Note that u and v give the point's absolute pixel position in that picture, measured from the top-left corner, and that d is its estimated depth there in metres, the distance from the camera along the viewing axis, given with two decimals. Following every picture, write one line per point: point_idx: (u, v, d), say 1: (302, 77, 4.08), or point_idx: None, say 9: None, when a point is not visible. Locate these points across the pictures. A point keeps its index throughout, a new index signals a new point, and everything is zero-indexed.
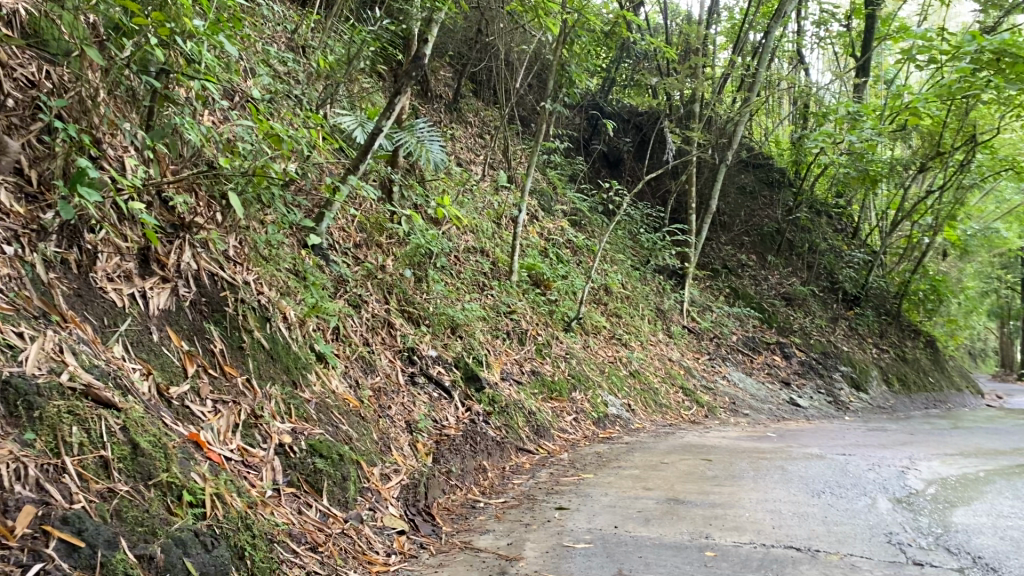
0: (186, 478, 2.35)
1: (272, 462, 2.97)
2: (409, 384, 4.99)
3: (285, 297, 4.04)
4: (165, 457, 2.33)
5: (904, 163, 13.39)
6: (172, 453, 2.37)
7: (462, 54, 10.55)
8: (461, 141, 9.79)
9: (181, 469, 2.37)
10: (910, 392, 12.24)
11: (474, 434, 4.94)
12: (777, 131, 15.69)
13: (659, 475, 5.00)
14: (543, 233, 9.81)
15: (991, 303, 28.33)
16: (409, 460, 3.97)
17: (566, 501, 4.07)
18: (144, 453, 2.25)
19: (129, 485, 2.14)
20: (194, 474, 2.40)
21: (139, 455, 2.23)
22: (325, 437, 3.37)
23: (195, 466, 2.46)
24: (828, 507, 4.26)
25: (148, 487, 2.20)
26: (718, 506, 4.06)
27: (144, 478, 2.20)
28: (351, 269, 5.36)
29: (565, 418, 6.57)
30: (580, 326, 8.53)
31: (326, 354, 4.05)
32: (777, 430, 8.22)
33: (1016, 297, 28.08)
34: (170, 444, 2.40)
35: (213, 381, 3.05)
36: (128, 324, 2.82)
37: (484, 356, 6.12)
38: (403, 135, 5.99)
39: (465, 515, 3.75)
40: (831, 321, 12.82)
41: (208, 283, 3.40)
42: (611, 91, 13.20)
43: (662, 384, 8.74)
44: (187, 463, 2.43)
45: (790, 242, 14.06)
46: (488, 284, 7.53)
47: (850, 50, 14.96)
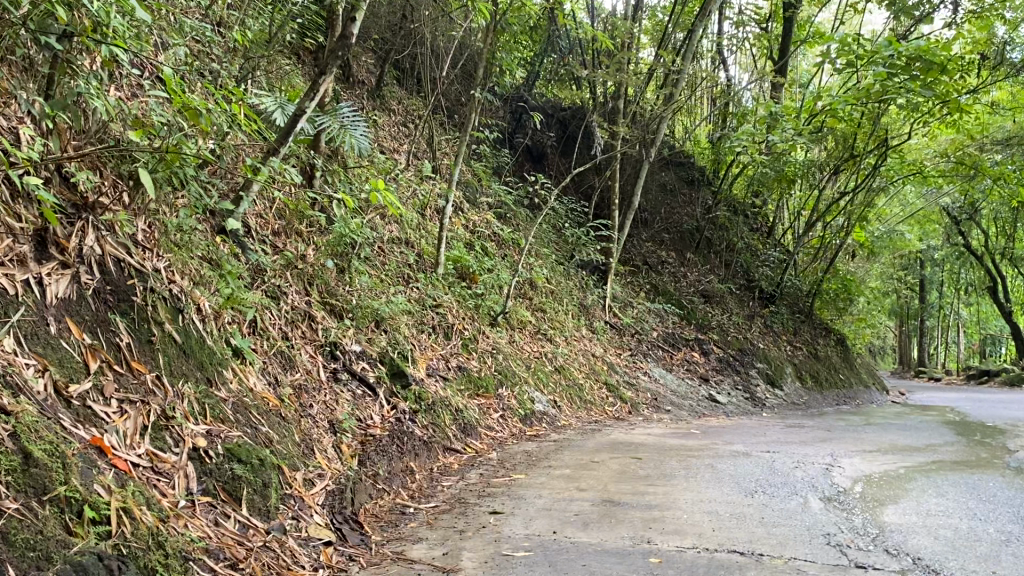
0: (87, 492, 2.08)
1: (185, 469, 2.70)
2: (331, 380, 4.73)
3: (200, 287, 3.73)
4: (63, 468, 2.05)
5: (819, 164, 13.68)
6: (71, 463, 2.09)
7: (385, 40, 10.21)
8: (385, 129, 9.48)
9: (82, 481, 2.09)
10: (822, 389, 12.55)
11: (400, 434, 4.72)
12: (697, 130, 15.85)
13: (591, 474, 4.86)
14: (468, 225, 9.61)
15: (892, 302, 29.45)
16: (334, 463, 3.72)
17: (499, 504, 3.90)
18: (38, 463, 1.97)
19: (19, 501, 1.85)
20: (97, 486, 2.13)
21: (32, 466, 1.95)
22: (244, 440, 3.10)
23: (99, 477, 2.18)
24: (764, 508, 4.20)
25: (43, 503, 1.92)
26: (655, 508, 3.95)
27: (37, 493, 1.92)
28: (270, 258, 5.04)
29: (492, 416, 6.39)
30: (506, 320, 8.37)
31: (244, 349, 3.76)
32: (700, 426, 8.24)
33: (914, 298, 29.38)
34: (68, 452, 2.12)
35: (118, 379, 2.75)
36: (22, 314, 2.51)
37: (409, 351, 5.89)
38: (327, 119, 5.67)
39: (394, 522, 3.53)
40: (748, 319, 13.02)
41: (114, 270, 3.09)
42: (536, 85, 13.06)
43: (587, 380, 8.67)
44: (89, 473, 2.15)
45: (709, 240, 14.19)
46: (413, 276, 7.30)
47: (768, 52, 15.19)
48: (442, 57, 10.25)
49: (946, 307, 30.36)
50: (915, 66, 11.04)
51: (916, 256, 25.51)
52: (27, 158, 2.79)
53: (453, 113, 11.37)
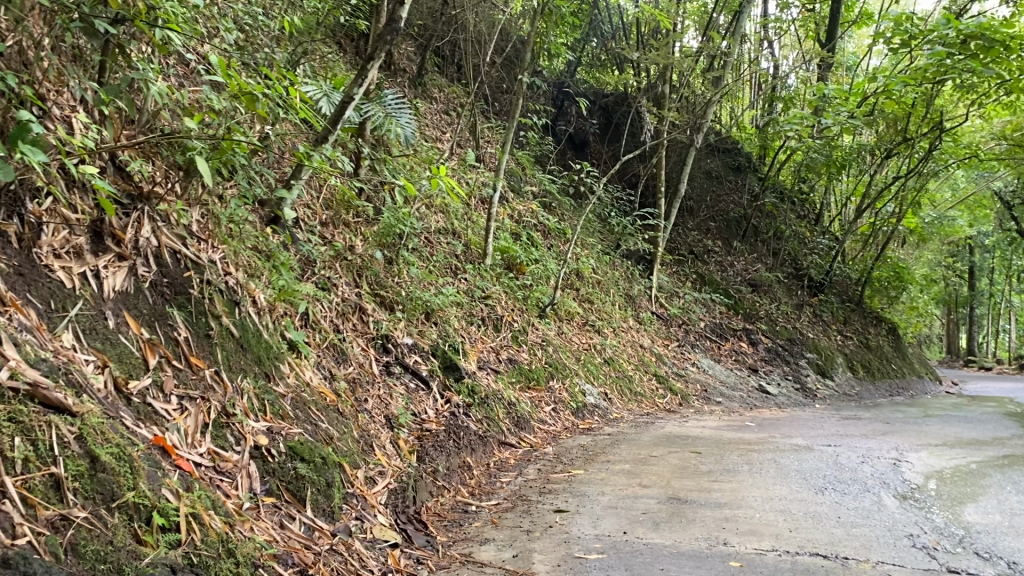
0: (155, 497, 1.98)
1: (248, 468, 2.60)
2: (385, 374, 4.62)
3: (254, 279, 3.64)
4: (131, 472, 1.95)
5: (869, 148, 13.25)
6: (138, 466, 2.00)
7: (428, 28, 10.04)
8: (427, 118, 9.34)
9: (149, 486, 1.99)
10: (874, 379, 12.23)
11: (456, 429, 4.61)
12: (743, 115, 15.50)
13: (652, 470, 4.70)
14: (513, 215, 9.46)
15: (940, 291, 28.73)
16: (393, 460, 3.61)
17: (563, 502, 3.76)
18: (105, 468, 1.88)
19: (87, 510, 1.76)
20: (165, 491, 2.03)
21: (99, 471, 1.85)
22: (306, 437, 3.00)
23: (165, 480, 2.09)
24: (838, 506, 4.01)
25: (112, 511, 1.82)
26: (725, 506, 3.78)
27: (105, 501, 1.82)
28: (321, 250, 4.95)
29: (543, 409, 6.26)
30: (554, 311, 8.23)
31: (300, 343, 3.67)
32: (755, 419, 8.03)
33: (963, 286, 28.64)
34: (135, 455, 2.02)
35: (178, 374, 2.66)
36: (80, 308, 2.43)
37: (460, 343, 5.77)
38: (373, 108, 5.56)
39: (458, 521, 3.41)
40: (797, 308, 12.73)
41: (170, 262, 2.99)
42: (577, 72, 12.84)
43: (637, 372, 8.50)
44: (156, 477, 2.06)
45: (756, 228, 13.90)
46: (461, 267, 7.18)
47: (815, 34, 14.76)
48: (484, 44, 10.06)
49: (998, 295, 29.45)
50: (974, 44, 10.54)
51: (967, 244, 24.71)
52: (83, 147, 2.71)
53: (496, 101, 11.18)
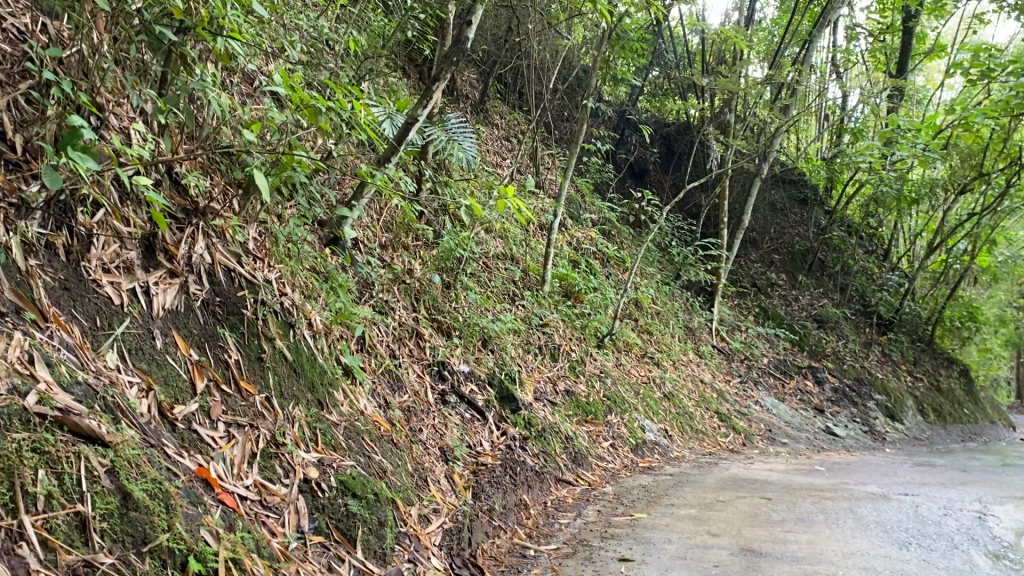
0: (192, 540, 1.81)
1: (296, 503, 2.42)
2: (440, 402, 4.43)
3: (310, 301, 3.49)
4: (166, 510, 1.79)
5: (942, 184, 12.70)
6: (175, 504, 1.83)
7: (490, 53, 9.94)
8: (488, 144, 9.22)
9: (186, 526, 1.83)
10: (946, 424, 11.67)
11: (512, 463, 4.39)
12: (808, 146, 15.10)
13: (720, 516, 4.41)
14: (572, 242, 9.26)
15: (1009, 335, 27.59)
16: (448, 497, 3.42)
17: (627, 549, 3.52)
18: (137, 506, 1.72)
19: (114, 555, 1.60)
20: (204, 532, 1.87)
21: (130, 509, 1.70)
22: (358, 471, 2.81)
23: (205, 519, 1.92)
24: (926, 565, 3.69)
25: (143, 556, 1.66)
26: (805, 561, 3.49)
27: (136, 544, 1.66)
28: (378, 272, 4.80)
29: (602, 444, 6.01)
30: (613, 342, 7.98)
31: (354, 368, 3.50)
32: (823, 462, 7.65)
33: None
34: (172, 491, 1.86)
35: (226, 400, 2.50)
36: (127, 327, 2.29)
37: (517, 373, 5.56)
38: (437, 130, 5.43)
39: (516, 567, 3.20)
40: (865, 346, 12.26)
41: (224, 281, 2.85)
42: (639, 100, 12.65)
43: (697, 409, 8.18)
44: (194, 516, 1.89)
45: (822, 262, 13.46)
46: (519, 294, 6.99)
47: (884, 66, 14.28)
48: (547, 70, 9.93)
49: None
50: None
51: None
52: (138, 157, 2.59)
53: (557, 128, 11.05)
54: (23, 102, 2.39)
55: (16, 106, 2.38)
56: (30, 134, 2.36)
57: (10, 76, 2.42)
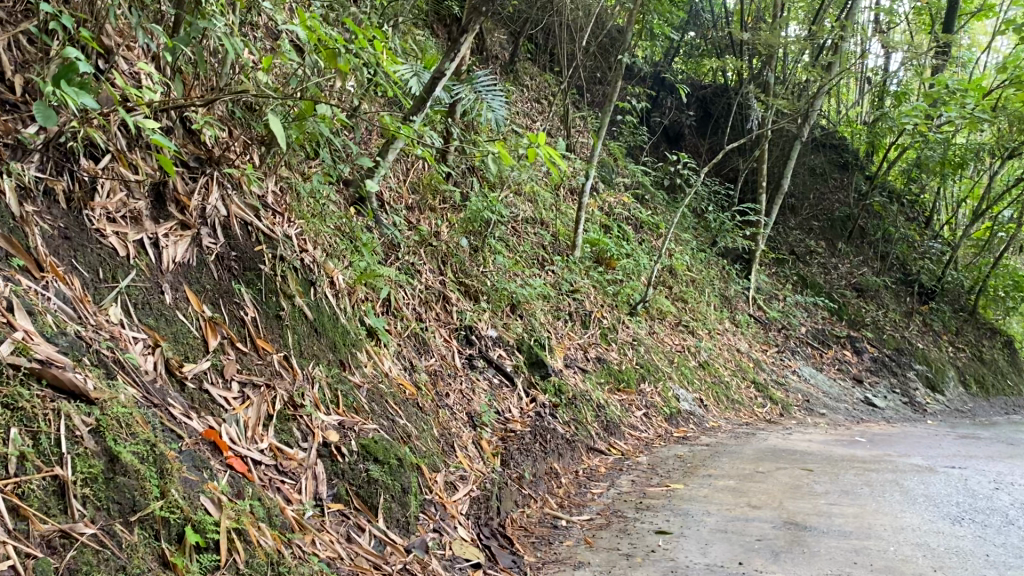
0: (190, 508, 1.68)
1: (314, 469, 2.27)
2: (467, 367, 4.27)
3: (334, 259, 3.31)
4: (160, 476, 1.66)
5: (989, 148, 12.16)
6: (170, 470, 1.70)
7: (520, 11, 9.52)
8: (518, 106, 8.96)
9: (183, 494, 1.70)
10: (988, 396, 11.35)
11: (543, 430, 4.23)
12: (848, 109, 14.61)
13: (760, 488, 4.23)
14: (604, 208, 9.00)
15: None
16: (476, 464, 3.26)
17: (664, 521, 3.35)
18: (126, 471, 1.59)
19: (97, 524, 1.47)
20: (204, 501, 1.74)
21: (118, 474, 1.57)
22: (381, 435, 2.65)
23: (206, 488, 1.78)
24: (982, 541, 3.46)
25: (131, 528, 1.53)
26: (853, 536, 3.29)
27: (123, 513, 1.53)
28: (404, 234, 4.62)
29: (634, 413, 5.84)
30: (646, 309, 7.76)
31: (379, 330, 3.34)
32: (863, 434, 7.41)
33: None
34: (168, 455, 1.72)
35: (241, 358, 2.35)
36: (133, 279, 2.14)
37: (547, 339, 5.38)
38: (465, 88, 5.18)
39: (547, 538, 3.04)
40: (905, 316, 11.92)
41: (240, 234, 2.68)
42: (674, 62, 12.26)
43: (733, 378, 7.97)
44: (194, 484, 1.76)
45: (862, 229, 13.06)
46: (549, 259, 6.79)
47: (929, 25, 13.66)
48: (580, 30, 9.54)
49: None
50: None
51: None
52: (144, 100, 2.41)
53: (590, 92, 10.75)
54: (23, 40, 2.21)
55: (15, 45, 2.20)
56: (28, 73, 2.19)
57: (10, 15, 2.20)
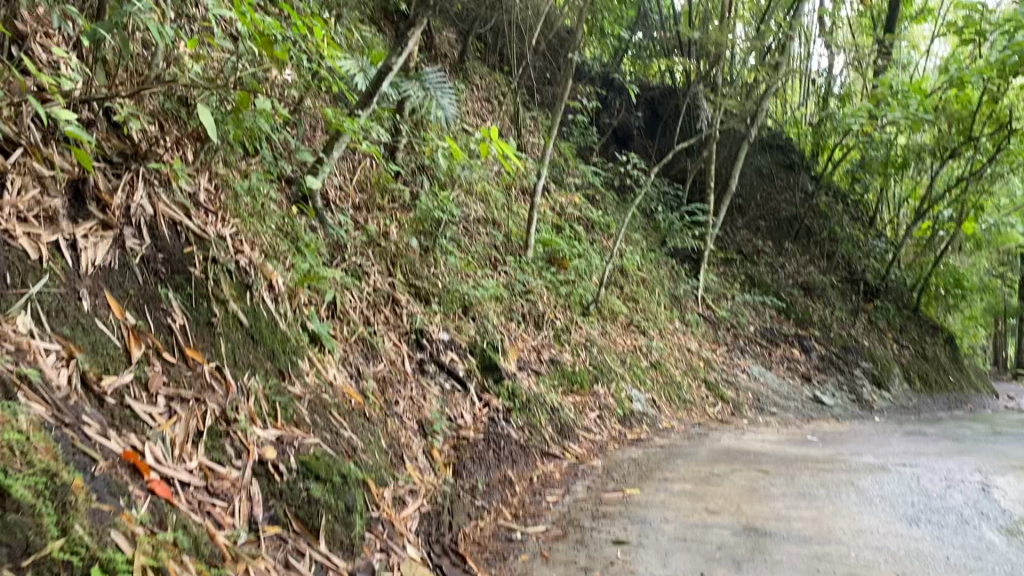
0: (99, 546, 1.51)
1: (248, 489, 2.11)
2: (418, 372, 4.11)
3: (272, 260, 3.13)
4: (61, 511, 1.48)
5: (930, 149, 12.33)
6: (75, 503, 1.53)
7: (469, 10, 9.36)
8: (468, 104, 8.80)
9: (90, 530, 1.53)
10: (931, 392, 11.54)
11: (496, 437, 4.09)
12: (795, 109, 14.76)
13: (716, 492, 4.15)
14: (555, 208, 8.90)
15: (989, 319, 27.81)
16: (426, 475, 3.11)
17: (622, 530, 3.24)
18: (21, 509, 1.41)
19: None
20: (117, 536, 1.56)
21: (11, 512, 1.39)
22: (323, 450, 2.49)
23: (119, 521, 1.61)
24: (941, 543, 3.41)
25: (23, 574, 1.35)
26: (813, 541, 3.22)
27: (18, 555, 1.35)
28: (350, 234, 4.43)
29: (589, 416, 5.74)
30: (598, 310, 7.68)
31: (322, 336, 3.17)
32: (815, 432, 7.42)
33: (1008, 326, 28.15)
34: (73, 486, 1.55)
35: (167, 369, 2.17)
36: (45, 285, 1.95)
37: (500, 342, 5.25)
38: (414, 85, 5.00)
39: (502, 553, 2.91)
40: (851, 314, 12.06)
41: (168, 235, 2.49)
42: (623, 62, 12.24)
43: (685, 378, 7.93)
44: (105, 517, 1.58)
45: (809, 228, 13.19)
46: (501, 259, 6.66)
47: (872, 26, 13.81)
48: (529, 29, 9.44)
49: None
50: None
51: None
52: (58, 90, 2.21)
53: (539, 91, 10.64)
54: None
55: None
56: None
57: None
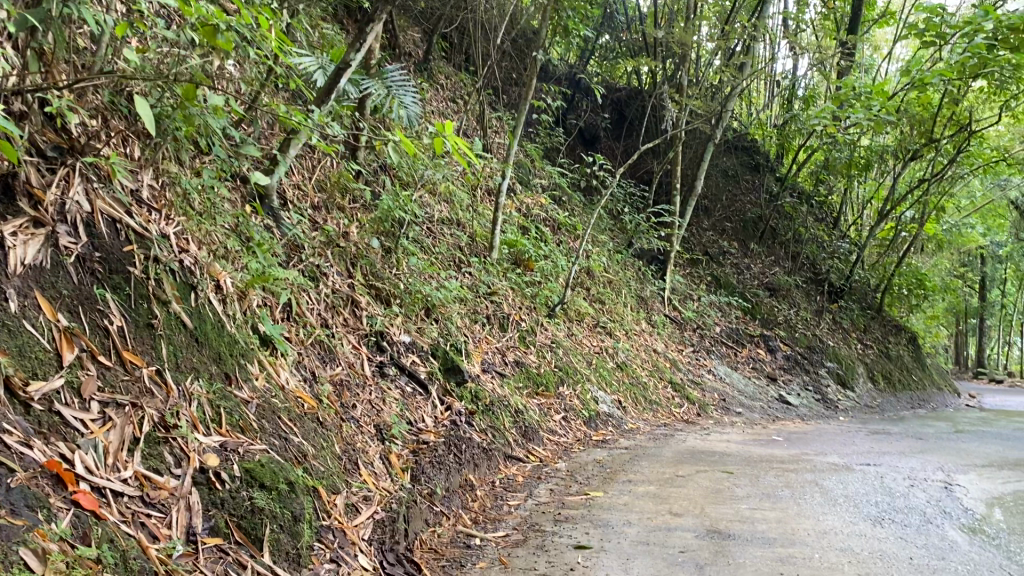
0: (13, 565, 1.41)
1: (187, 499, 2.01)
2: (377, 375, 4.02)
3: (222, 260, 3.02)
4: None
5: (892, 150, 12.43)
6: None
7: (433, 9, 9.27)
8: (433, 103, 8.70)
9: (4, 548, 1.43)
10: (895, 391, 11.64)
11: (457, 441, 4.01)
12: (760, 110, 14.85)
13: (680, 493, 4.10)
14: (521, 209, 8.83)
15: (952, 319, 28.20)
16: (382, 481, 3.03)
17: (584, 534, 3.18)
18: None
19: None
20: (34, 553, 1.46)
21: None
22: (270, 457, 2.39)
23: (38, 536, 1.51)
24: (905, 543, 3.39)
25: None
26: (776, 543, 3.18)
27: None
28: (308, 234, 4.32)
29: (554, 418, 5.68)
30: (564, 311, 7.62)
31: (274, 338, 3.07)
32: (780, 432, 7.43)
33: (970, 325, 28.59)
34: None
35: (103, 373, 2.06)
36: None
37: (463, 344, 5.17)
38: (375, 83, 4.90)
39: (459, 561, 2.83)
40: (816, 314, 12.14)
41: (107, 233, 2.38)
42: (589, 63, 12.21)
43: (651, 379, 7.91)
44: (23, 532, 1.48)
45: (773, 229, 13.25)
46: (466, 260, 6.57)
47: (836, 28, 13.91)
48: (494, 29, 9.37)
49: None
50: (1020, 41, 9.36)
51: (983, 256, 23.13)
52: None
53: (505, 92, 10.57)
54: None
55: None
56: None
57: None
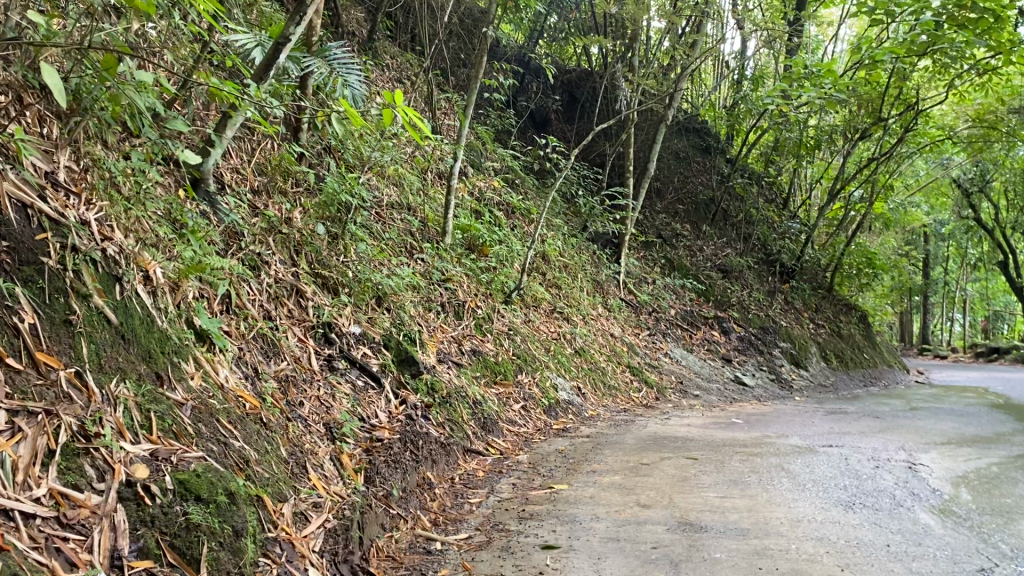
0: None
1: (111, 518, 1.79)
2: (327, 369, 3.80)
3: (151, 248, 2.76)
4: None
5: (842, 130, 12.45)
6: None
7: None
8: (379, 84, 8.40)
9: None
10: (847, 369, 11.73)
11: (414, 436, 3.81)
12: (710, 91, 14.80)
13: (647, 483, 3.95)
14: (473, 192, 8.61)
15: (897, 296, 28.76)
16: (334, 484, 2.82)
17: (551, 533, 3.01)
18: None
19: None
20: None
21: None
22: (208, 466, 2.17)
23: None
24: (879, 528, 3.28)
25: None
26: (750, 535, 3.05)
27: None
28: (248, 221, 4.06)
29: (513, 407, 5.50)
30: (521, 297, 7.44)
31: (212, 333, 2.83)
32: (739, 414, 7.38)
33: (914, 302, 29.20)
34: None
35: (11, 377, 1.81)
36: None
37: (417, 333, 4.96)
38: (318, 61, 4.62)
39: (418, 569, 2.65)
40: (768, 295, 12.16)
41: (17, 219, 2.11)
42: (539, 45, 12.00)
43: (609, 363, 7.80)
44: None
45: (725, 211, 13.23)
46: (418, 246, 6.33)
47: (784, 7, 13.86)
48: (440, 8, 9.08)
49: (980, 264, 27.70)
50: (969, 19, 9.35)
51: (926, 234, 23.54)
52: None
53: (454, 74, 10.31)
54: None
55: None
56: None
57: None
